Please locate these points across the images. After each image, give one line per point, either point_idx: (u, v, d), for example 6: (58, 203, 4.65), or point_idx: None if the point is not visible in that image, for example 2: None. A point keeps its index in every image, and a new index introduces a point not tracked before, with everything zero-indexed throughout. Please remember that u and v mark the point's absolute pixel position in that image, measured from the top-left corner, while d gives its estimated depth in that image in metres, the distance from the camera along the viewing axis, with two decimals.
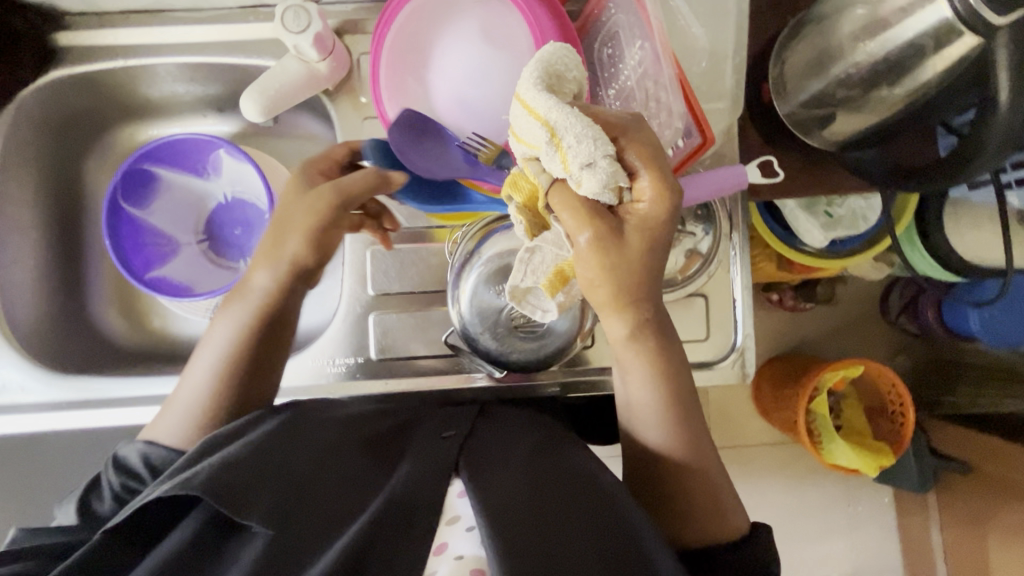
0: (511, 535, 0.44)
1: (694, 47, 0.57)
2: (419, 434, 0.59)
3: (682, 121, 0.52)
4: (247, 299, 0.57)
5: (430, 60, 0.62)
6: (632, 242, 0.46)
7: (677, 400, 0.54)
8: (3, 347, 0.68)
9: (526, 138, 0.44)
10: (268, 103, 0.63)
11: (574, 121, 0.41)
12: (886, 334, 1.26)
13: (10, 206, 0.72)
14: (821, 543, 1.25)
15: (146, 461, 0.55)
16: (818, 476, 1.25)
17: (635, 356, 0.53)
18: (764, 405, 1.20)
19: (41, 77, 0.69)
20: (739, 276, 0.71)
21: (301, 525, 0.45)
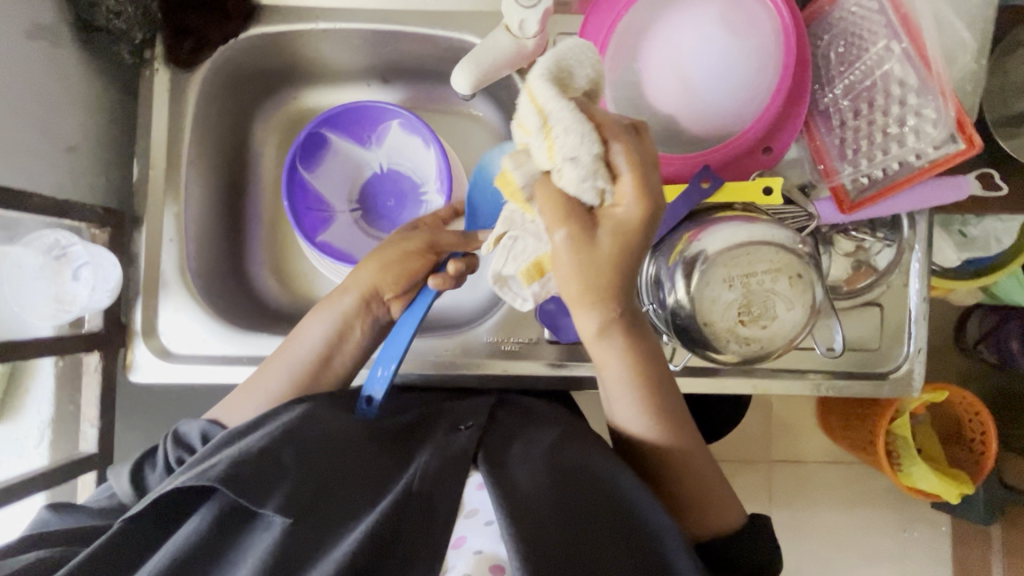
0: (534, 545, 0.44)
1: (954, 48, 0.55)
2: (441, 424, 0.58)
3: (941, 131, 0.51)
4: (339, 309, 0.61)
5: (657, 45, 0.60)
6: (602, 244, 0.41)
7: (654, 392, 0.51)
8: (187, 298, 0.67)
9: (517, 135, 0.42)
10: (479, 77, 0.63)
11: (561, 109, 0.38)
12: (960, 361, 1.24)
13: (195, 160, 0.70)
14: (871, 566, 1.22)
15: (205, 437, 0.55)
16: (880, 497, 1.23)
17: (615, 352, 0.48)
18: (829, 424, 1.19)
19: (242, 33, 0.69)
20: (919, 289, 0.69)
21: (322, 518, 0.46)
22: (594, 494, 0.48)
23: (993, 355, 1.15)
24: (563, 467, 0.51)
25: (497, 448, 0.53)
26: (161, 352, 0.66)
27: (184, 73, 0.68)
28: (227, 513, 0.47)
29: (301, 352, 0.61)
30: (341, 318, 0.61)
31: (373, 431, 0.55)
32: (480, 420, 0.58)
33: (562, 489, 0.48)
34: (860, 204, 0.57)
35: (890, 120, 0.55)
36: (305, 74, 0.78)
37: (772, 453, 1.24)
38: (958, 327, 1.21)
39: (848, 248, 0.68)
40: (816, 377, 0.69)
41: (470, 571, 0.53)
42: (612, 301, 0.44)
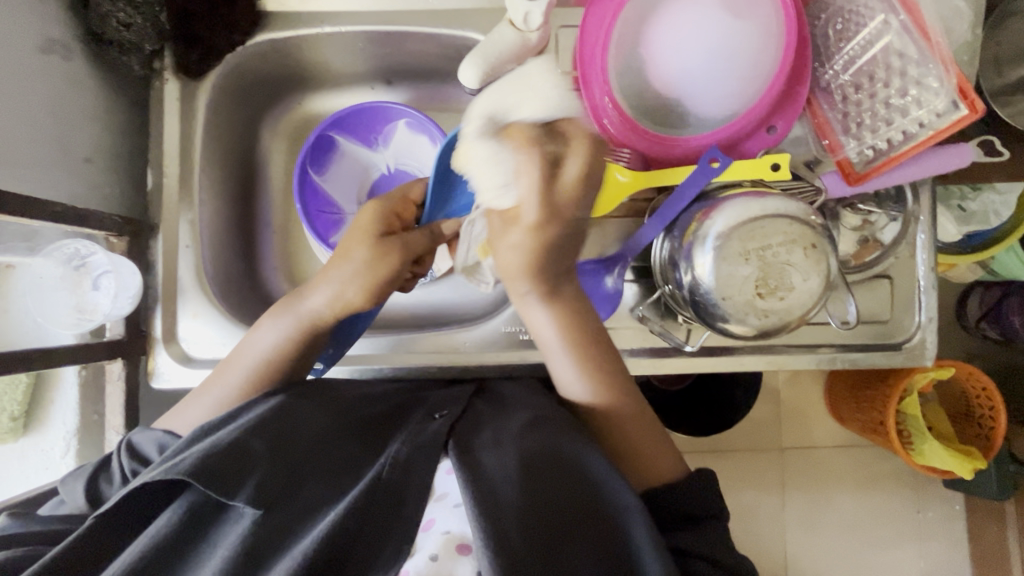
0: (499, 529, 0.44)
1: (952, 20, 0.57)
2: (414, 410, 0.59)
3: (943, 99, 0.52)
4: (299, 313, 0.61)
5: (659, 31, 0.62)
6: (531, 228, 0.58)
7: (593, 358, 0.60)
8: (205, 304, 0.67)
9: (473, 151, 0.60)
10: (486, 71, 0.65)
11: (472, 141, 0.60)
12: (964, 338, 1.26)
13: (206, 167, 0.71)
14: (888, 547, 1.22)
15: (161, 449, 0.55)
16: (893, 478, 1.24)
17: (544, 314, 0.60)
18: (838, 406, 1.19)
19: (249, 39, 0.70)
20: (925, 260, 0.70)
21: (290, 509, 0.47)
22: (562, 475, 0.49)
23: (995, 331, 1.16)
24: (533, 451, 0.51)
25: (469, 431, 0.53)
26: (181, 358, 0.66)
27: (193, 82, 0.69)
28: (198, 507, 0.47)
29: (250, 351, 0.61)
30: (301, 321, 0.61)
31: (346, 423, 0.55)
32: (456, 409, 0.58)
33: (530, 472, 0.49)
34: (866, 174, 0.59)
35: (892, 92, 0.56)
36: (309, 80, 0.79)
37: (783, 438, 1.24)
38: (959, 304, 1.23)
39: (855, 223, 0.69)
40: (829, 351, 0.70)
41: (436, 552, 0.47)
42: (533, 273, 0.58)
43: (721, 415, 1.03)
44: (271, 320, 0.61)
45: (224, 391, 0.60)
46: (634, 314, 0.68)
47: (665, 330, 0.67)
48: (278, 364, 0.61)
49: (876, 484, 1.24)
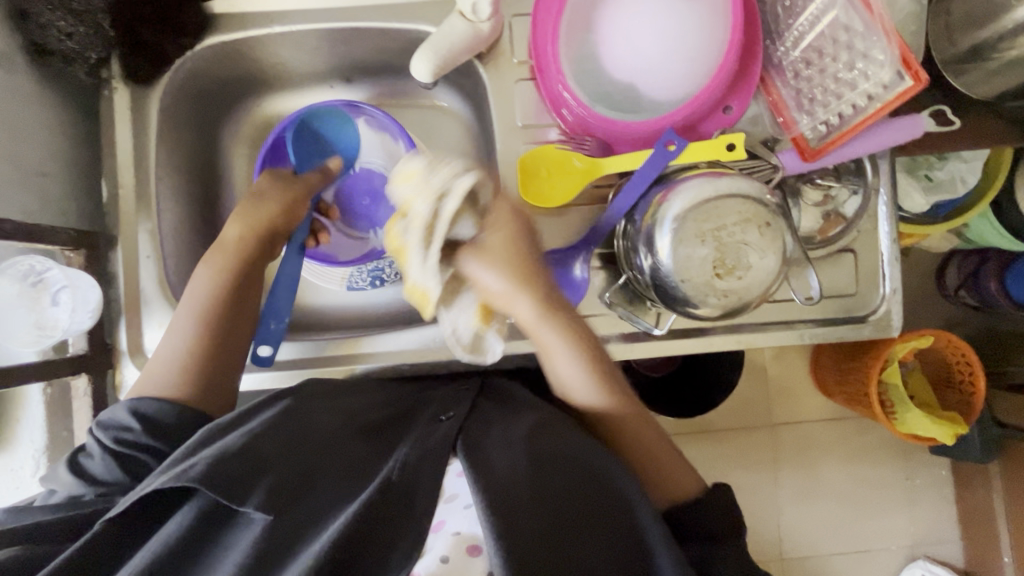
0: (515, 525, 0.44)
1: None
2: (418, 417, 0.59)
3: (888, 69, 0.52)
4: (219, 249, 0.67)
5: (610, 15, 0.62)
6: (492, 241, 0.59)
7: (603, 368, 0.60)
8: (171, 313, 0.67)
9: (440, 182, 0.55)
10: (439, 64, 0.63)
11: (437, 170, 0.57)
12: (943, 306, 1.28)
13: (163, 176, 0.70)
14: (878, 513, 1.25)
15: (134, 412, 0.56)
16: (881, 447, 1.26)
17: (552, 333, 0.59)
18: (824, 381, 1.20)
19: (198, 43, 0.69)
20: (887, 232, 0.71)
21: (300, 514, 0.46)
22: (571, 469, 0.50)
23: (973, 298, 1.18)
24: (540, 449, 0.51)
25: (477, 433, 0.54)
26: (147, 369, 0.65)
27: (144, 89, 0.68)
28: (208, 511, 0.46)
29: (195, 299, 0.63)
30: (221, 267, 0.65)
31: (353, 429, 0.56)
32: (462, 408, 0.59)
33: (541, 467, 0.49)
34: (821, 150, 0.59)
35: (840, 66, 0.56)
36: (267, 82, 0.78)
37: (770, 416, 1.25)
38: (940, 273, 1.24)
39: (817, 199, 0.70)
40: (798, 327, 0.71)
41: (448, 553, 0.51)
42: (536, 287, 0.58)
43: (704, 396, 1.04)
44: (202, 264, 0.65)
45: (169, 355, 0.60)
46: (604, 301, 0.68)
47: (634, 315, 0.67)
48: (217, 304, 0.63)
49: (866, 455, 1.26)
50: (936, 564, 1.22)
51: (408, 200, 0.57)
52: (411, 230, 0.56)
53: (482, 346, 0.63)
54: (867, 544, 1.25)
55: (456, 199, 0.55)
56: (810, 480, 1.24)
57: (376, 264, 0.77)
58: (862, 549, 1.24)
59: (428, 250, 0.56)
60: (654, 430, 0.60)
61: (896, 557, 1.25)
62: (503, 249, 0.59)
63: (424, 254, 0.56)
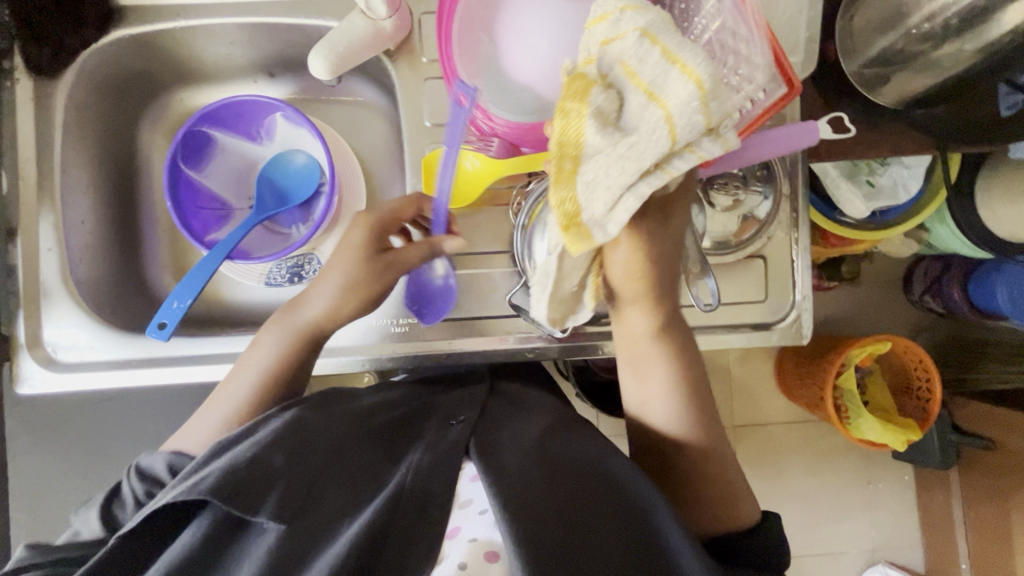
0: (531, 531, 0.46)
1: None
2: (431, 418, 0.62)
3: (764, 71, 0.52)
4: (289, 323, 0.64)
5: (508, 14, 0.61)
6: (670, 223, 0.51)
7: (692, 402, 0.58)
8: (72, 307, 0.67)
9: (718, 116, 0.40)
10: (336, 60, 0.63)
11: (720, 94, 0.39)
12: (905, 310, 1.27)
13: (70, 169, 0.70)
14: (838, 517, 1.25)
15: (172, 468, 0.57)
16: (841, 451, 1.26)
17: (656, 356, 0.57)
18: (788, 383, 1.21)
19: (102, 36, 0.68)
20: (799, 238, 0.71)
21: (313, 518, 0.48)
22: (579, 480, 0.52)
23: (937, 304, 1.18)
24: (552, 458, 0.54)
25: (486, 436, 0.57)
26: (44, 361, 0.65)
27: (49, 83, 0.67)
28: (217, 525, 0.48)
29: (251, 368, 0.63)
30: (291, 331, 0.64)
31: (364, 430, 0.58)
32: (472, 412, 0.62)
33: (552, 474, 0.52)
34: (713, 154, 0.57)
35: (728, 68, 0.54)
36: (187, 74, 0.77)
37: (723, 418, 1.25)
38: (907, 276, 1.24)
39: (726, 204, 0.69)
40: (708, 332, 0.71)
41: (465, 561, 0.47)
42: (661, 299, 0.54)
43: None
44: (267, 335, 0.64)
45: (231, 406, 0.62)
46: (508, 302, 0.68)
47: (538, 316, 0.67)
48: (275, 380, 0.63)
49: (826, 459, 1.26)
50: (895, 568, 1.22)
51: (636, 69, 0.41)
52: (653, 143, 0.40)
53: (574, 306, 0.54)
54: (827, 548, 1.25)
55: (720, 145, 0.41)
56: (766, 484, 1.24)
57: (295, 260, 0.76)
58: (821, 553, 1.25)
59: (658, 177, 0.41)
60: (721, 449, 0.59)
61: (855, 561, 1.25)
62: (633, 268, 0.51)
63: (637, 178, 0.41)
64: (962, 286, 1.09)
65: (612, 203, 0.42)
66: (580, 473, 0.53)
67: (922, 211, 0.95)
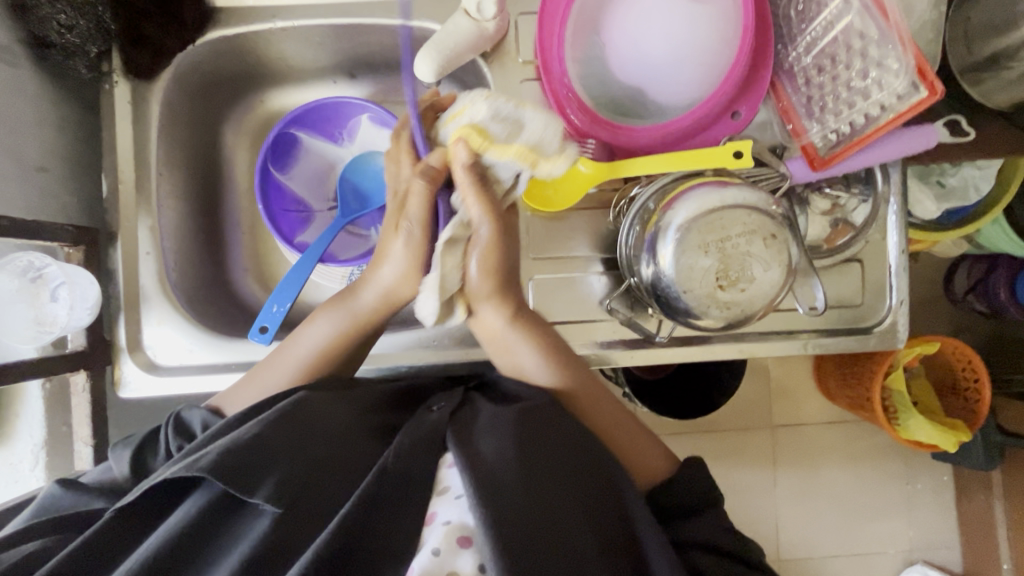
0: (504, 519, 0.44)
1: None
2: (417, 406, 0.60)
3: (901, 77, 0.50)
4: (351, 309, 0.63)
5: (619, 14, 0.60)
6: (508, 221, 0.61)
7: (561, 357, 0.63)
8: (169, 310, 0.67)
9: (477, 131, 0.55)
10: (442, 63, 0.62)
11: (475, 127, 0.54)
12: (951, 311, 1.26)
13: (163, 171, 0.70)
14: (880, 517, 1.25)
15: (206, 426, 0.58)
16: (885, 452, 1.25)
17: (526, 348, 0.62)
18: (829, 387, 1.18)
19: (199, 37, 0.68)
20: (896, 239, 0.70)
21: (306, 503, 0.46)
22: (567, 463, 0.51)
23: (982, 304, 1.15)
24: (535, 434, 0.52)
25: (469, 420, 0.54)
26: (146, 366, 0.66)
27: (145, 85, 0.67)
28: (215, 502, 0.47)
29: (311, 344, 0.63)
30: (354, 317, 0.63)
31: (360, 420, 0.55)
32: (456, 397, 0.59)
33: (533, 457, 0.50)
34: (830, 160, 0.58)
35: (853, 75, 0.55)
36: (270, 76, 0.77)
37: (775, 418, 1.24)
38: (947, 278, 1.22)
39: (825, 207, 0.69)
40: (803, 337, 0.70)
41: (438, 546, 0.44)
42: (502, 295, 0.61)
43: (706, 398, 1.03)
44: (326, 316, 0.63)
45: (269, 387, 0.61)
46: (604, 307, 0.67)
47: (637, 322, 0.67)
48: (333, 355, 0.63)
49: (870, 460, 1.25)
50: (934, 569, 1.22)
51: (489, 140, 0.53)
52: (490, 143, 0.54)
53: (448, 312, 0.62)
54: (867, 548, 1.24)
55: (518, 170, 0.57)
56: (810, 484, 1.24)
57: None
58: (861, 552, 1.24)
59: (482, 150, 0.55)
60: (640, 432, 0.63)
61: (894, 561, 1.25)
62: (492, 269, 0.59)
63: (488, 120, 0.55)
64: (1009, 285, 1.08)
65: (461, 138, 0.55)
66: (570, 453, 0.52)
67: (989, 213, 0.93)
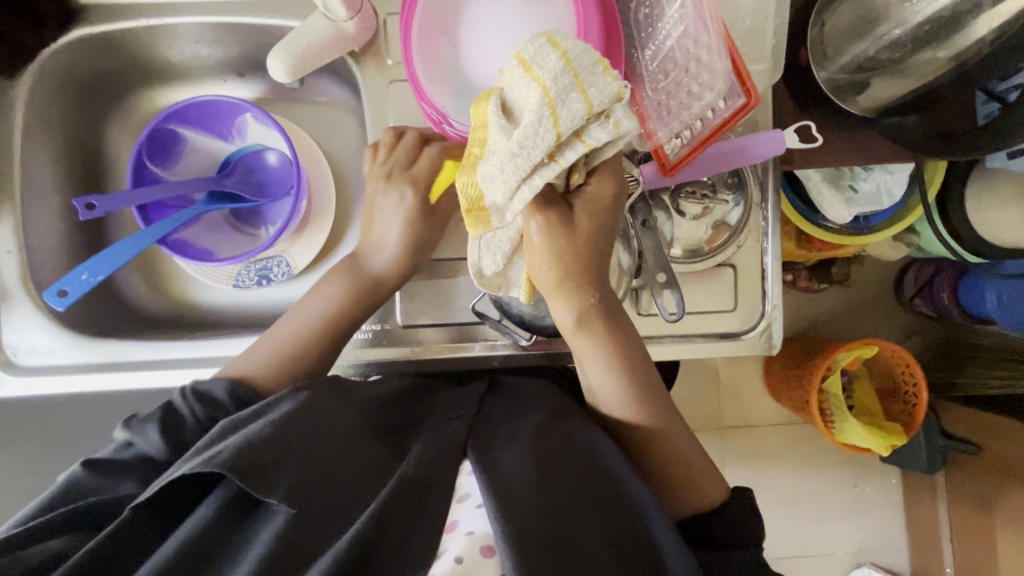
0: (525, 526, 0.45)
1: (738, 6, 0.56)
2: (428, 415, 0.59)
3: (723, 80, 0.50)
4: (346, 273, 0.65)
5: (468, 13, 0.59)
6: (580, 223, 0.50)
7: (625, 363, 0.57)
8: (31, 310, 0.67)
9: (601, 98, 0.39)
10: (296, 64, 0.62)
11: (567, 96, 0.38)
12: (901, 314, 1.25)
13: (34, 170, 0.69)
14: (825, 520, 1.25)
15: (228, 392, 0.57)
16: (828, 455, 1.24)
17: (589, 341, 0.57)
18: (772, 382, 1.19)
19: (62, 36, 0.67)
20: (771, 245, 0.70)
21: (320, 503, 0.47)
22: (580, 474, 0.51)
23: (930, 308, 1.15)
24: (551, 453, 0.53)
25: (485, 432, 0.56)
26: (2, 364, 0.65)
27: (9, 83, 0.67)
28: (232, 499, 0.48)
29: (282, 336, 0.63)
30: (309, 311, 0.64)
31: (371, 421, 0.55)
32: (471, 408, 0.60)
33: (550, 466, 0.51)
34: (677, 164, 0.57)
35: (691, 79, 0.54)
36: (151, 74, 0.76)
37: (724, 417, 1.24)
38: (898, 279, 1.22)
39: (696, 212, 0.68)
40: (676, 341, 0.70)
41: (462, 554, 0.45)
42: (585, 295, 0.55)
43: None
44: (331, 282, 0.65)
45: (251, 362, 0.61)
46: (472, 309, 0.67)
47: (503, 325, 0.67)
48: (307, 343, 0.62)
49: (815, 463, 1.25)
50: (880, 571, 1.22)
51: (518, 101, 0.41)
52: (539, 138, 0.39)
53: (510, 276, 0.59)
54: (812, 550, 1.24)
55: (612, 129, 0.40)
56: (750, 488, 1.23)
57: (262, 263, 0.74)
58: (806, 555, 1.24)
59: (552, 169, 0.41)
60: (705, 460, 0.60)
61: (840, 564, 1.24)
62: (545, 253, 0.51)
63: (522, 178, 0.41)
64: (952, 288, 1.07)
65: (510, 193, 0.42)
66: (579, 465, 0.52)
67: (910, 211, 0.90)
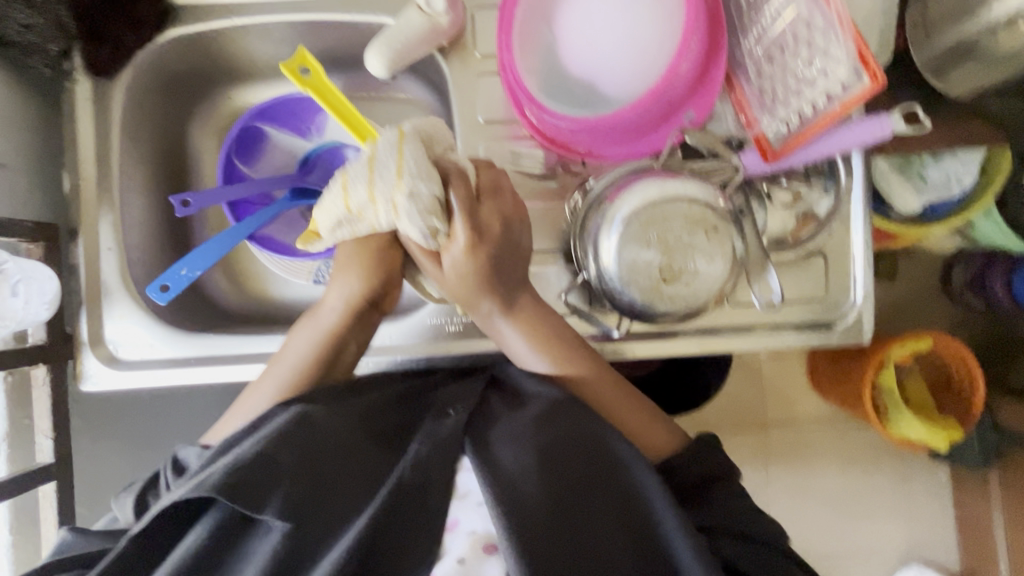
0: (521, 529, 0.47)
1: None
2: (429, 404, 0.58)
3: (842, 65, 0.50)
4: (314, 320, 0.63)
5: (567, 1, 0.59)
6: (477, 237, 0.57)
7: (561, 347, 0.60)
8: (132, 305, 0.68)
9: (382, 193, 0.55)
10: (391, 58, 0.64)
11: (377, 173, 0.55)
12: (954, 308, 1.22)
13: (128, 168, 0.71)
14: (874, 517, 1.22)
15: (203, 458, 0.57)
16: (879, 451, 1.22)
17: (510, 327, 0.61)
18: (818, 380, 1.15)
19: (158, 37, 0.69)
20: (862, 233, 0.69)
21: (322, 517, 0.48)
22: (581, 477, 0.51)
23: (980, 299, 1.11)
24: (550, 448, 0.52)
25: (485, 425, 0.54)
26: (108, 359, 0.67)
27: (106, 84, 0.68)
28: (226, 521, 0.49)
29: (288, 362, 0.62)
30: (325, 330, 0.62)
31: (366, 426, 0.54)
32: (472, 400, 0.57)
33: (548, 466, 0.51)
34: (782, 151, 0.58)
35: (802, 64, 0.54)
36: (235, 74, 0.77)
37: (766, 414, 1.22)
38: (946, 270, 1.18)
39: (787, 200, 0.67)
40: (762, 332, 0.69)
41: (465, 555, 0.49)
42: (483, 289, 0.59)
43: (688, 394, 1.01)
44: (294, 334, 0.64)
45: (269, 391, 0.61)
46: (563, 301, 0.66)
47: (593, 315, 0.66)
48: (321, 357, 0.62)
49: (864, 460, 1.22)
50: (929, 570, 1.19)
51: (349, 183, 0.56)
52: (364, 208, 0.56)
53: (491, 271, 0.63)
54: (860, 548, 1.22)
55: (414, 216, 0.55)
56: (800, 484, 1.21)
57: None
58: (854, 553, 1.22)
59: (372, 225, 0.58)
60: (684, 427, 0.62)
61: (889, 562, 1.22)
62: (464, 263, 0.58)
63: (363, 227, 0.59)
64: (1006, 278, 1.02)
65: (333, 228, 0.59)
66: (579, 466, 0.51)
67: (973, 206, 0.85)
